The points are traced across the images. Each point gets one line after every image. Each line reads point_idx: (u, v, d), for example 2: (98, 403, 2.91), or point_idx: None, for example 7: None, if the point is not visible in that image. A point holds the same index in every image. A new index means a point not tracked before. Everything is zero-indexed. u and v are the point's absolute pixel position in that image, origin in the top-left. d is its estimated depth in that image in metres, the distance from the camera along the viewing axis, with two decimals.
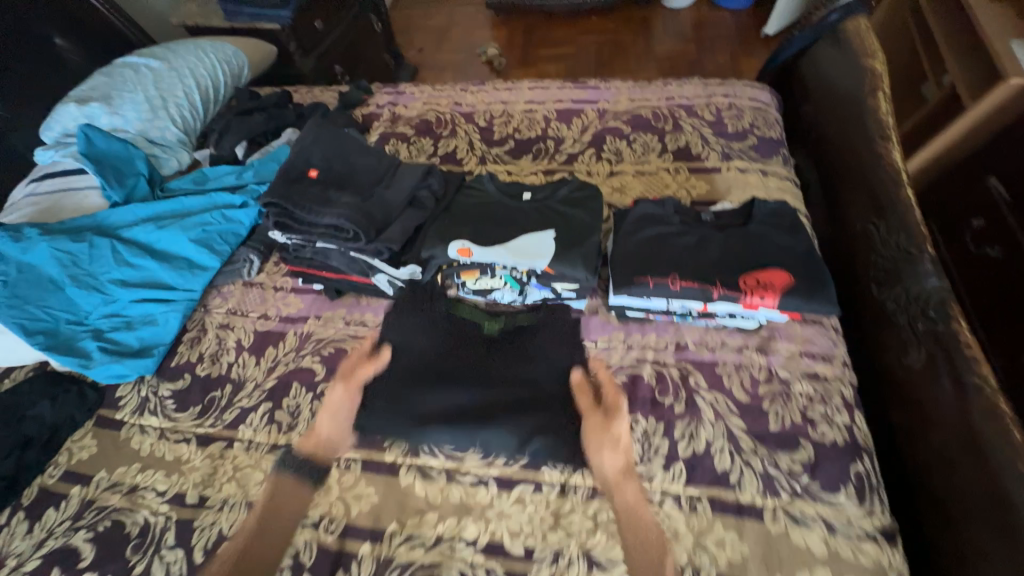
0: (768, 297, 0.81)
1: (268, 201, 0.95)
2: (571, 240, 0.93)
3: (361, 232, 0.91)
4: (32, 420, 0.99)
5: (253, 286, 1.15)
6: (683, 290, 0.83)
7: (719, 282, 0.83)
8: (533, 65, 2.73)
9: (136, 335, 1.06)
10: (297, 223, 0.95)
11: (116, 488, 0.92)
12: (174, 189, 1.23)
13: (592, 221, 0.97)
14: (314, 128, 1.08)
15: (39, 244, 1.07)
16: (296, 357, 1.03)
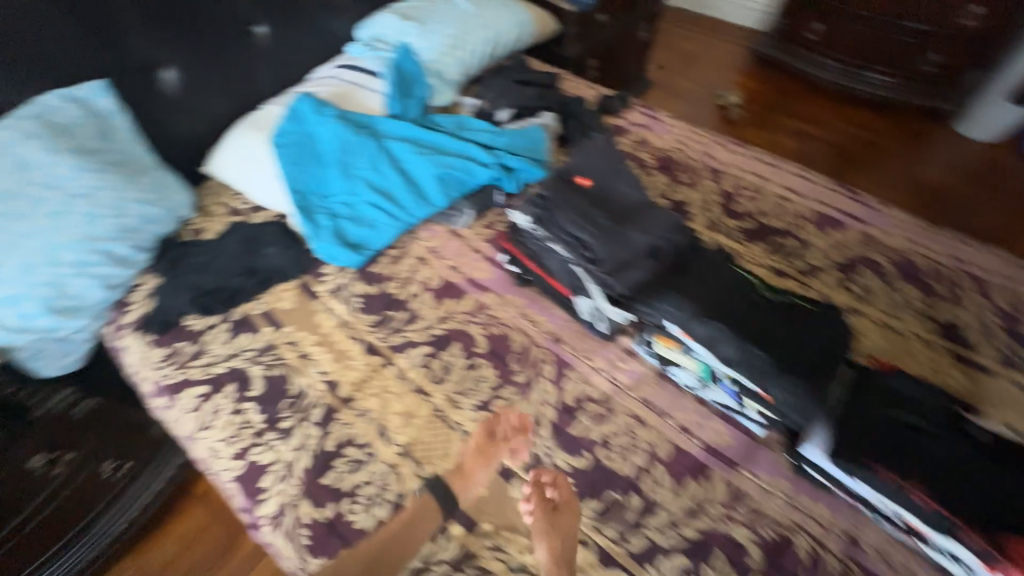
0: (1006, 564, 0.68)
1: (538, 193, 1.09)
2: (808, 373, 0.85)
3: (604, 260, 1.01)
4: (263, 257, 1.18)
5: (457, 236, 1.23)
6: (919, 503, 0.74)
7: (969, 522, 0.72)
8: (768, 128, 2.50)
9: (358, 232, 1.21)
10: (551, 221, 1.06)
11: (295, 347, 1.07)
12: (438, 123, 1.34)
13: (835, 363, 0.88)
14: (598, 146, 1.18)
15: (331, 123, 1.28)
16: (467, 320, 1.09)
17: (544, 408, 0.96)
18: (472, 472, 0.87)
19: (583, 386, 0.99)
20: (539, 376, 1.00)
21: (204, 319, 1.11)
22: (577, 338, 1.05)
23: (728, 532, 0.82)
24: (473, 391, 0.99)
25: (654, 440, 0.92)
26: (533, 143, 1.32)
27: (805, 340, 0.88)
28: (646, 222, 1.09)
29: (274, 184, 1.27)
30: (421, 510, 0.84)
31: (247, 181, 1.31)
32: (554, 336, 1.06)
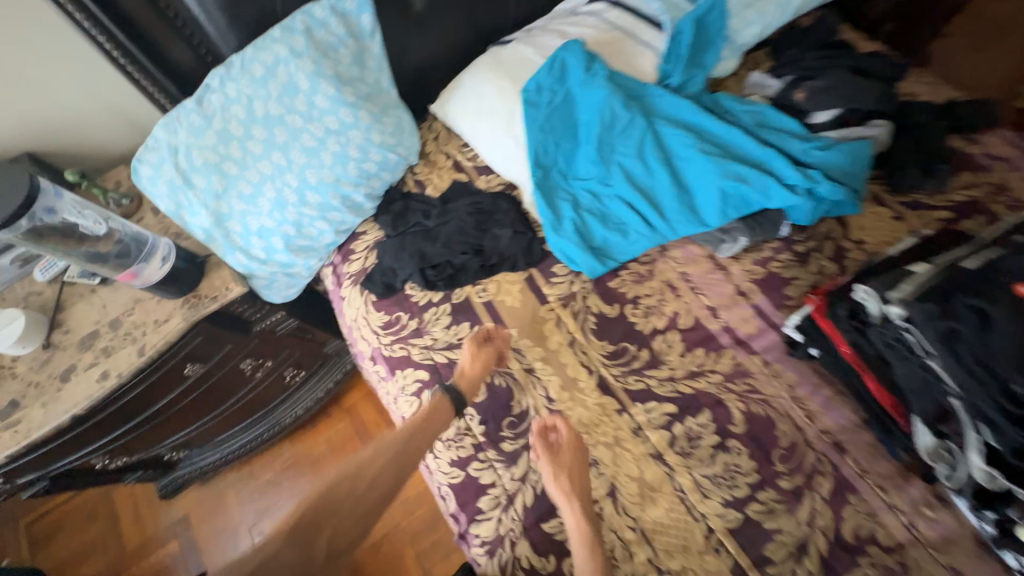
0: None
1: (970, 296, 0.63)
2: None
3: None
4: (492, 237, 1.03)
5: (719, 268, 0.99)
6: None
7: None
8: None
9: (603, 234, 1.00)
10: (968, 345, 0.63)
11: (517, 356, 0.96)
12: (726, 111, 1.04)
13: None
14: None
15: (598, 87, 1.02)
16: (722, 385, 0.90)
17: (813, 533, 0.78)
18: (563, 462, 0.81)
19: (870, 524, 0.78)
20: (810, 489, 0.81)
21: (425, 293, 1.04)
22: (867, 455, 0.82)
23: None
24: (723, 482, 0.82)
25: None
26: (858, 167, 0.95)
27: None
28: None
29: (512, 147, 1.08)
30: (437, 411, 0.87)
31: (477, 134, 1.12)
32: (836, 443, 0.84)
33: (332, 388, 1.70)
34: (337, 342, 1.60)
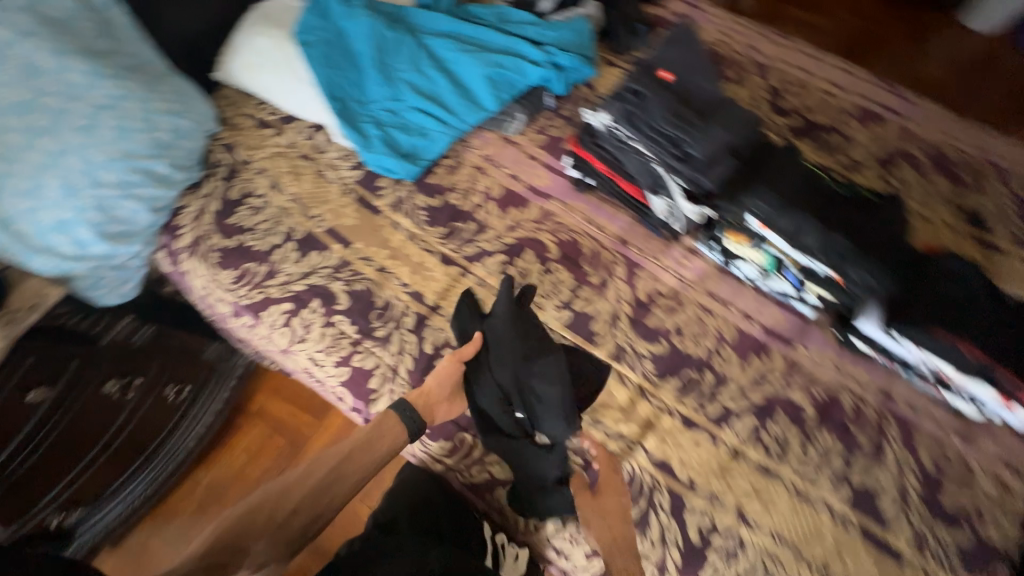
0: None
1: (626, 87, 0.99)
2: (886, 251, 0.87)
3: (693, 153, 0.91)
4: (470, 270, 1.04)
5: (511, 144, 1.20)
6: (965, 358, 0.82)
7: (1007, 366, 0.81)
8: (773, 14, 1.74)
9: (410, 141, 1.15)
10: (637, 117, 0.96)
11: (508, 330, 0.94)
12: (477, 17, 1.23)
13: (905, 239, 0.90)
14: (684, 33, 1.04)
15: (361, 17, 1.14)
16: (535, 229, 1.11)
17: (620, 305, 1.04)
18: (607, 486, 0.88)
19: (652, 284, 1.06)
20: (611, 277, 1.07)
21: (265, 239, 1.09)
22: (642, 240, 1.10)
23: (788, 395, 0.96)
24: (552, 294, 1.05)
25: (719, 326, 1.02)
26: (581, 39, 1.22)
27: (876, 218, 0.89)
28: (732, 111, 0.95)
29: (305, 89, 1.15)
30: (392, 434, 0.86)
31: (268, 87, 1.18)
32: (621, 240, 1.10)
33: (235, 401, 1.45)
34: (219, 346, 1.36)
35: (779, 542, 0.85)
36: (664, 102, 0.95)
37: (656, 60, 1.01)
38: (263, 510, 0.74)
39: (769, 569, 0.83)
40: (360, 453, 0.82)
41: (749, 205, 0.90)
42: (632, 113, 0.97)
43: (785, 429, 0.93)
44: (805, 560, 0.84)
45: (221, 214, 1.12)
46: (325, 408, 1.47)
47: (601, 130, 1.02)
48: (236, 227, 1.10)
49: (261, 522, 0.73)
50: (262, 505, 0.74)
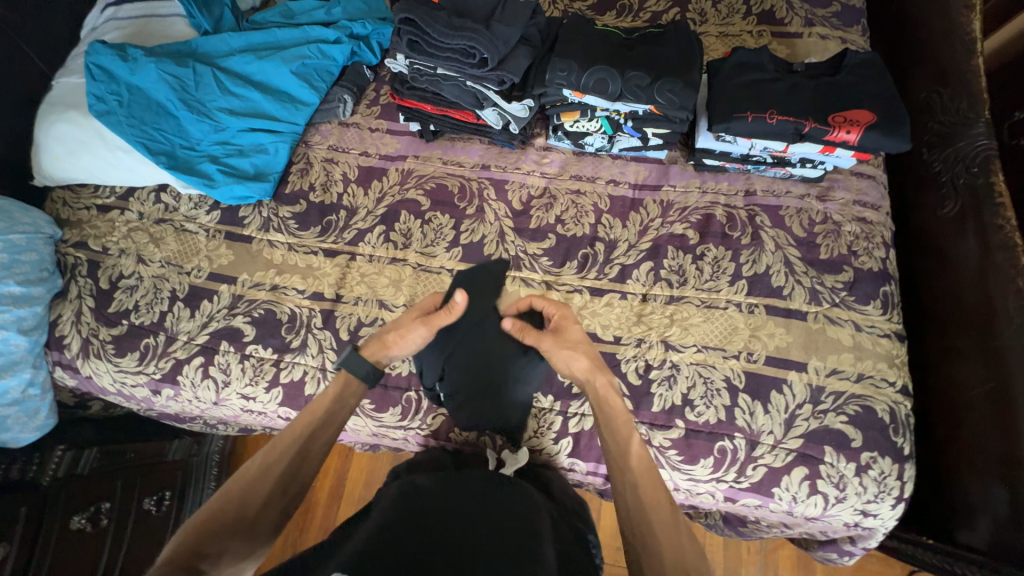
0: (853, 131, 0.90)
1: (401, 17, 0.99)
2: (683, 68, 0.97)
3: (487, 57, 0.98)
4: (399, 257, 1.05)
5: (349, 126, 1.22)
6: (779, 124, 0.93)
7: (813, 118, 0.92)
8: None
9: (250, 162, 1.14)
10: (426, 44, 1.00)
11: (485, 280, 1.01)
12: (263, 22, 1.24)
13: (697, 52, 1.01)
14: None
15: (147, 65, 1.11)
16: (401, 190, 1.14)
17: (501, 221, 1.09)
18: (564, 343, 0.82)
19: (523, 191, 1.12)
20: (485, 201, 1.11)
21: (152, 310, 1.08)
22: (500, 157, 1.15)
23: (670, 231, 1.04)
24: (439, 239, 1.08)
25: (594, 201, 1.09)
26: (370, 5, 1.26)
27: (663, 47, 1.01)
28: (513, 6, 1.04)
29: (127, 157, 1.12)
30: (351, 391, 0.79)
31: (88, 169, 1.13)
32: (481, 166, 1.15)
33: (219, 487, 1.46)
34: (178, 443, 1.37)
35: (707, 350, 0.94)
36: (440, 19, 0.98)
37: None
38: (234, 506, 0.67)
39: (706, 375, 0.92)
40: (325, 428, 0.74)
41: (557, 80, 0.98)
42: (419, 43, 1.02)
43: (679, 259, 1.02)
44: (731, 354, 0.93)
45: (99, 306, 1.09)
46: None
47: (408, 72, 1.08)
48: (120, 313, 1.08)
49: (236, 513, 0.66)
50: (228, 504, 0.66)
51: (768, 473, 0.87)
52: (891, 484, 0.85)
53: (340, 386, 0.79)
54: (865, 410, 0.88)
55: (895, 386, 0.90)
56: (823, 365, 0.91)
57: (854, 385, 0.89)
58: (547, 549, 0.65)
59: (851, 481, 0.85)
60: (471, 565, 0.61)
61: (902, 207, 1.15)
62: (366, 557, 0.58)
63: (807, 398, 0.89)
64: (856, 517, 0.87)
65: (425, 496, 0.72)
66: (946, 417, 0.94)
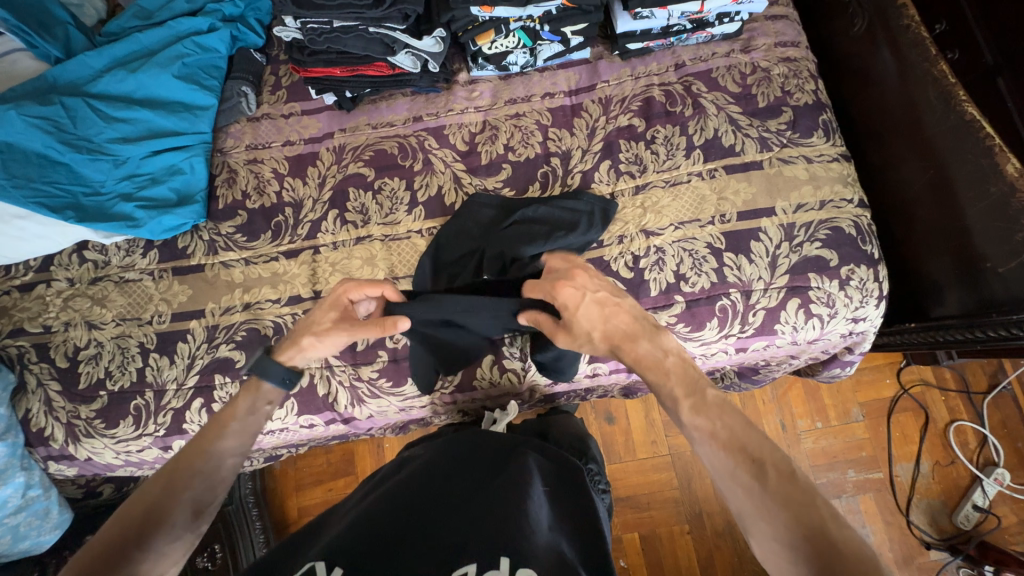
0: None
1: None
2: None
3: None
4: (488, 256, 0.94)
5: (260, 119, 1.13)
6: None
7: None
8: None
9: (168, 188, 1.05)
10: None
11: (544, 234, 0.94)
12: (119, 30, 1.09)
13: None
14: None
15: (5, 115, 0.96)
16: (340, 168, 1.08)
17: (452, 167, 1.06)
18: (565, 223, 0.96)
19: (463, 131, 1.08)
20: (429, 153, 1.07)
21: (127, 370, 1.01)
22: (428, 105, 1.10)
23: (617, 125, 1.05)
24: (396, 205, 1.04)
25: (536, 119, 1.07)
26: None
27: None
28: None
29: (28, 223, 1.01)
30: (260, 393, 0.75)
31: None
32: (413, 119, 1.10)
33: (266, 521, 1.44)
34: None
35: (684, 226, 0.97)
36: None
37: None
38: (160, 501, 0.63)
39: (691, 248, 0.96)
40: (236, 434, 0.71)
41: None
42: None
43: (633, 150, 1.03)
44: (707, 222, 0.97)
45: (67, 387, 1.01)
46: (346, 456, 1.51)
47: (304, 38, 1.00)
48: (93, 386, 1.01)
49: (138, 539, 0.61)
50: (141, 509, 0.63)
51: (767, 314, 0.94)
52: (871, 288, 0.94)
53: (251, 391, 0.75)
54: (834, 231, 0.95)
55: (853, 203, 0.97)
56: (789, 204, 0.96)
57: (820, 213, 0.96)
58: (538, 498, 0.77)
59: (837, 296, 0.94)
60: (460, 513, 0.72)
61: (819, 40, 1.19)
62: (365, 534, 0.69)
63: (783, 237, 0.95)
64: (849, 326, 0.96)
65: (424, 466, 0.84)
66: (901, 216, 1.03)
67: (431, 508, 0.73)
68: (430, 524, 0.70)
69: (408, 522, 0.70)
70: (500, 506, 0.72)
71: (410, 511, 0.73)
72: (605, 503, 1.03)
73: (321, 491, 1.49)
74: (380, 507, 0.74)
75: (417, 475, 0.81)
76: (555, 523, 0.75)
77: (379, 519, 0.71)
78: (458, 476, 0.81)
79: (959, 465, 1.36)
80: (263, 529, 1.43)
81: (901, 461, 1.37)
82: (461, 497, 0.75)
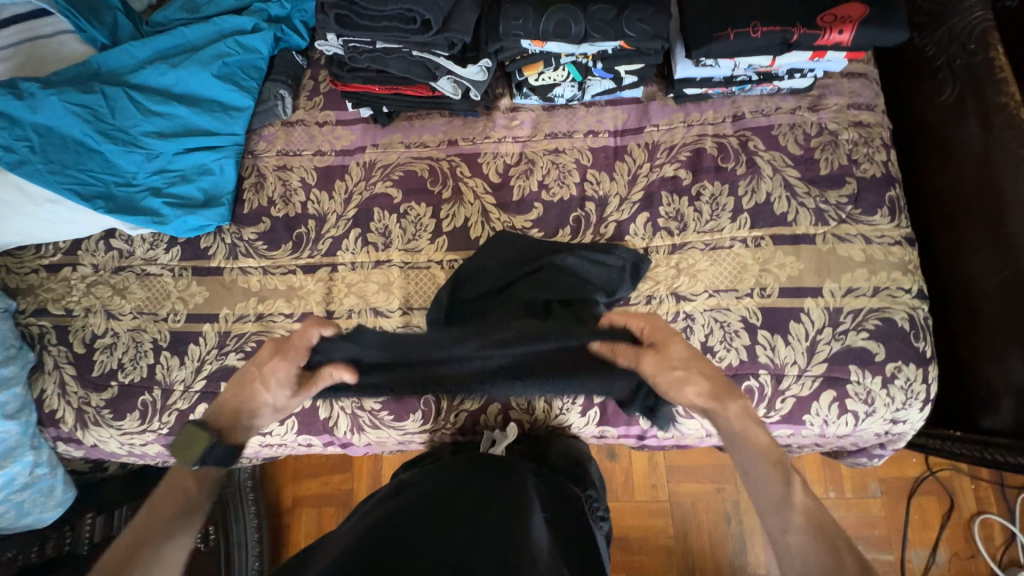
0: (845, 29, 0.82)
1: None
2: None
3: (429, 18, 0.87)
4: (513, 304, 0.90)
5: (294, 124, 1.10)
6: (764, 37, 0.84)
7: (801, 23, 0.83)
8: None
9: (197, 187, 1.04)
10: (356, 16, 0.89)
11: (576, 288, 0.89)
12: (165, 21, 1.08)
13: None
14: None
15: (47, 99, 0.97)
16: (368, 186, 1.05)
17: (482, 199, 1.01)
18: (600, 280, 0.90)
19: (498, 161, 1.03)
20: (460, 180, 1.03)
21: (138, 364, 1.02)
22: (465, 129, 1.06)
23: (661, 175, 0.98)
24: (420, 231, 1.01)
25: (575, 158, 1.01)
26: None
27: None
28: None
29: (58, 208, 1.02)
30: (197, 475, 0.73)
31: (24, 229, 1.02)
32: (447, 142, 1.05)
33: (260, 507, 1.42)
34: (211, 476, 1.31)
35: (719, 294, 0.91)
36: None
37: None
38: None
39: (722, 319, 0.90)
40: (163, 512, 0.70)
41: (513, 30, 0.88)
42: (349, 17, 0.90)
43: (675, 204, 0.96)
44: (744, 293, 0.90)
45: (81, 373, 1.03)
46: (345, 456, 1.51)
47: (345, 54, 0.97)
48: (105, 375, 1.02)
49: None
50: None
51: (796, 402, 0.87)
52: (917, 389, 0.86)
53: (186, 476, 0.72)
54: (884, 322, 0.87)
55: (910, 292, 0.89)
56: (838, 286, 0.89)
57: (872, 301, 0.88)
58: (541, 528, 0.72)
59: (878, 394, 0.86)
60: (458, 535, 0.68)
61: (895, 100, 1.09)
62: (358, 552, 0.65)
63: (826, 322, 0.88)
64: (885, 425, 0.88)
65: (422, 487, 0.81)
66: (961, 310, 0.93)
67: (427, 529, 0.69)
68: (426, 544, 0.66)
69: (403, 539, 0.67)
70: (500, 531, 0.68)
71: (406, 530, 0.69)
72: (602, 530, 0.96)
73: (318, 483, 1.50)
74: (369, 531, 0.70)
75: (415, 496, 0.77)
76: (555, 552, 0.71)
77: (372, 537, 0.68)
78: (458, 495, 0.77)
79: (979, 560, 1.26)
80: (256, 515, 1.41)
81: (915, 546, 1.28)
82: (460, 517, 0.71)
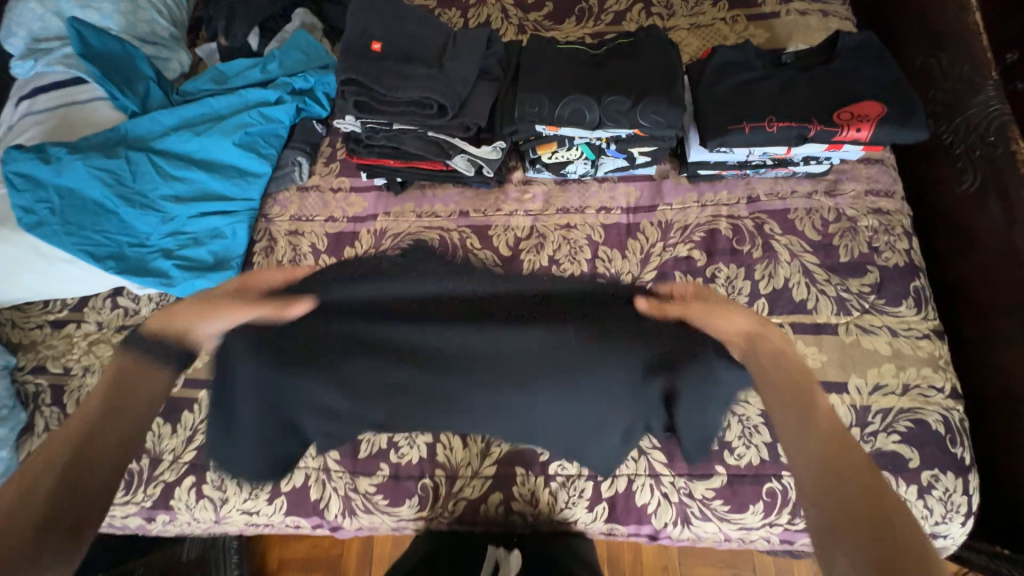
0: (863, 127, 0.82)
1: (343, 80, 0.92)
2: (659, 82, 0.89)
3: (446, 105, 0.91)
4: None
5: (309, 190, 1.12)
6: (780, 132, 0.84)
7: (817, 119, 0.83)
8: None
9: (208, 250, 1.04)
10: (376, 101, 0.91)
11: None
12: (195, 91, 1.13)
13: (677, 63, 0.92)
14: None
15: (72, 164, 1.00)
16: (377, 253, 1.04)
17: None
18: None
19: (509, 234, 1.02)
20: (469, 252, 1.02)
21: None
22: (477, 200, 1.06)
23: (675, 255, 0.96)
24: None
25: (587, 233, 1.00)
26: (309, 53, 1.16)
27: (635, 62, 0.92)
28: (463, 41, 0.96)
29: (72, 267, 1.02)
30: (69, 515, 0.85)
31: (34, 286, 1.03)
32: (459, 213, 1.05)
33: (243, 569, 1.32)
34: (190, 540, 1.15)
35: None
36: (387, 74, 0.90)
37: (355, 33, 0.94)
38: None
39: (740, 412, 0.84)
40: None
41: (528, 117, 0.90)
42: (367, 102, 0.92)
43: None
44: None
45: None
46: None
47: (362, 132, 0.98)
48: None
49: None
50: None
51: None
52: (957, 501, 0.79)
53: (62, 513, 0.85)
54: (917, 425, 0.81)
55: (943, 391, 0.83)
56: (865, 382, 0.83)
57: (902, 400, 0.82)
58: None
59: (914, 505, 0.79)
60: None
61: (913, 184, 1.08)
62: None
63: (853, 421, 0.82)
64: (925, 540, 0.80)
65: None
66: (999, 411, 0.87)
67: None
68: None
69: None
70: None
71: None
72: None
73: (307, 544, 1.42)
74: None
75: None
76: None
77: None
78: None
79: None
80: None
81: None
82: None
